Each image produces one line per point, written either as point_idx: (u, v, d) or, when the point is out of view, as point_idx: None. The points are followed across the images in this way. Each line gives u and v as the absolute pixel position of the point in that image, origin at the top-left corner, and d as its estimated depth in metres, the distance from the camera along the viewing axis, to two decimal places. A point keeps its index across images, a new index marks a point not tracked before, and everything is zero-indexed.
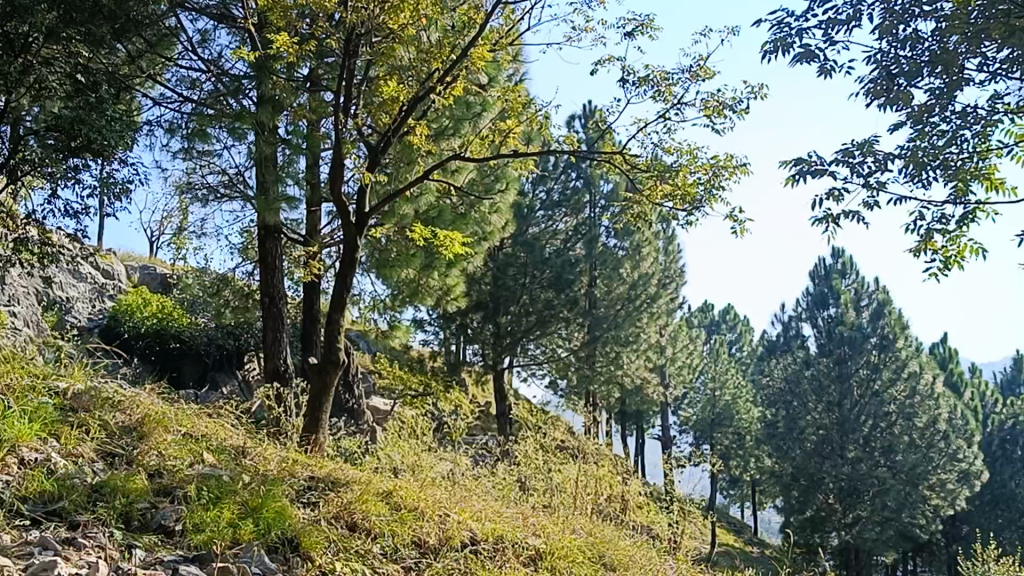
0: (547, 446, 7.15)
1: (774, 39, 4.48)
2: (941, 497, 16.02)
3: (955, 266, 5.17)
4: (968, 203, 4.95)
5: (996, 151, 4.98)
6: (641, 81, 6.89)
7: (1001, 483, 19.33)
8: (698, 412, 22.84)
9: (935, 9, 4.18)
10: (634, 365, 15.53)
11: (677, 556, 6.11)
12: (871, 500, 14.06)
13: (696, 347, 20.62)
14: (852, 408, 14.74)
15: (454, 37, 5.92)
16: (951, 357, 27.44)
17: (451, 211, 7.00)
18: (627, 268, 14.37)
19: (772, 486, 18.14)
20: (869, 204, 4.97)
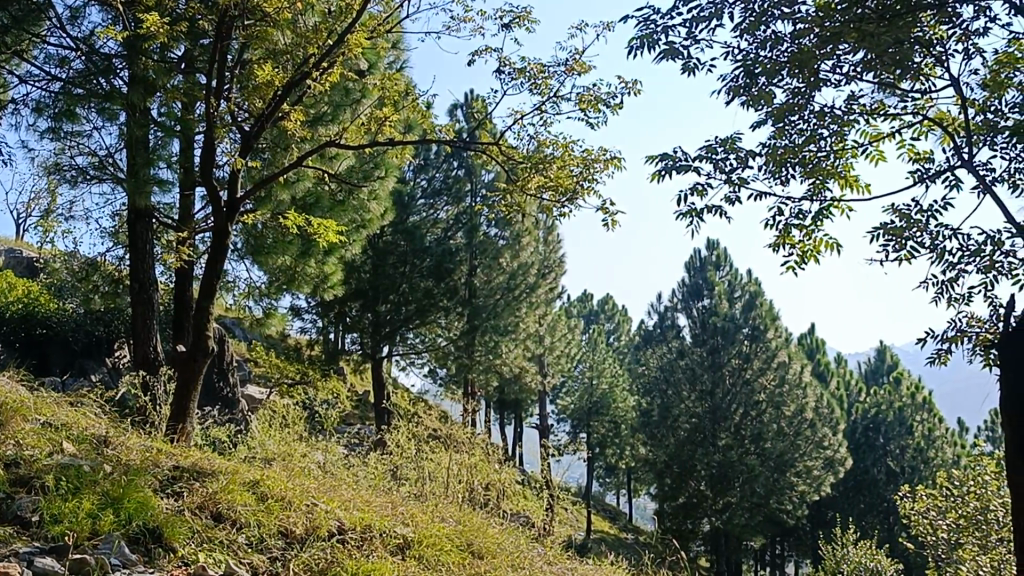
0: (421, 435, 7.14)
1: (640, 36, 4.55)
2: (808, 483, 16.54)
3: (812, 261, 5.35)
4: (824, 200, 5.13)
5: (851, 150, 5.17)
6: (518, 74, 6.95)
7: (864, 469, 20.05)
8: (576, 400, 23.03)
9: (793, 11, 4.31)
10: (513, 354, 15.58)
11: (547, 543, 6.18)
12: (740, 487, 14.43)
13: (574, 336, 20.78)
14: (724, 397, 15.21)
15: (332, 23, 5.89)
16: (819, 348, 28.26)
17: (328, 198, 6.92)
18: (507, 258, 14.42)
19: (645, 474, 18.43)
20: (731, 199, 5.10)
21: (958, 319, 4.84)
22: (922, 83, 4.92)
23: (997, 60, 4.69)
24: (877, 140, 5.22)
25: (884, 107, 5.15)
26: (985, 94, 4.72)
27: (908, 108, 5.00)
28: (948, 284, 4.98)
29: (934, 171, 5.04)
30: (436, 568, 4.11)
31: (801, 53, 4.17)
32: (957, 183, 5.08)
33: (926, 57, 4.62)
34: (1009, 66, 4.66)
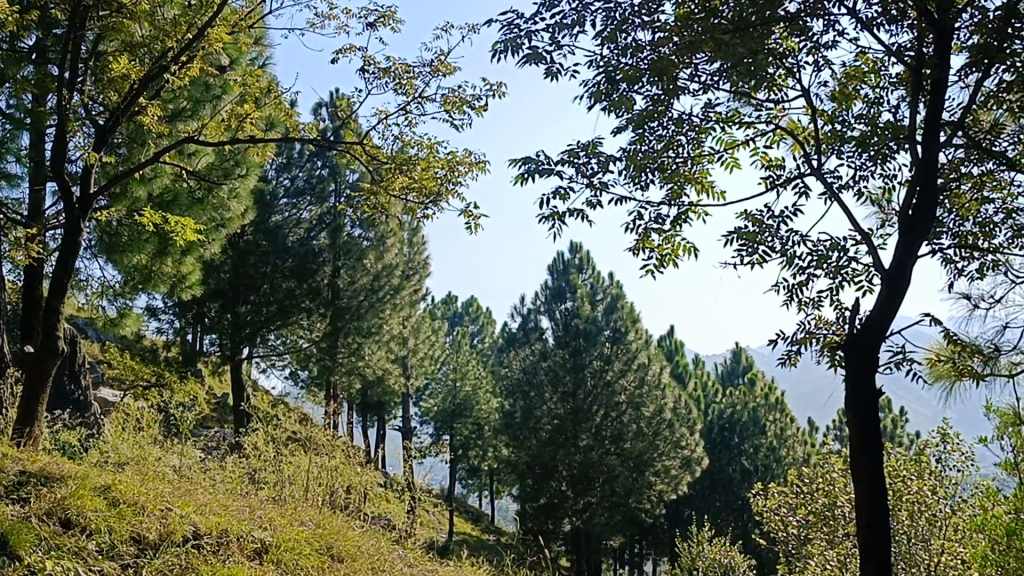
0: (280, 438, 7.02)
1: (504, 40, 4.58)
2: (666, 482, 16.91)
3: (670, 264, 5.47)
4: (682, 205, 5.25)
5: (708, 156, 5.31)
6: (383, 74, 6.93)
7: (720, 468, 20.57)
8: (439, 402, 22.99)
9: (653, 20, 4.40)
10: (377, 356, 15.47)
11: (408, 545, 6.15)
12: (600, 487, 14.67)
13: (438, 338, 20.76)
14: (585, 398, 15.41)
15: (192, 16, 5.77)
16: (678, 350, 28.89)
17: (187, 196, 6.76)
18: (371, 259, 14.33)
19: (508, 475, 18.53)
20: (592, 203, 5.17)
21: (806, 321, 5.03)
22: (775, 93, 5.09)
23: (845, 73, 4.89)
24: (732, 147, 5.38)
25: (739, 116, 5.31)
26: (833, 105, 4.91)
27: (762, 117, 5.17)
28: (798, 288, 5.18)
29: (785, 179, 5.22)
30: (295, 573, 4.06)
31: (659, 63, 4.26)
32: (807, 191, 5.28)
33: (779, 68, 4.79)
34: (857, 79, 4.87)
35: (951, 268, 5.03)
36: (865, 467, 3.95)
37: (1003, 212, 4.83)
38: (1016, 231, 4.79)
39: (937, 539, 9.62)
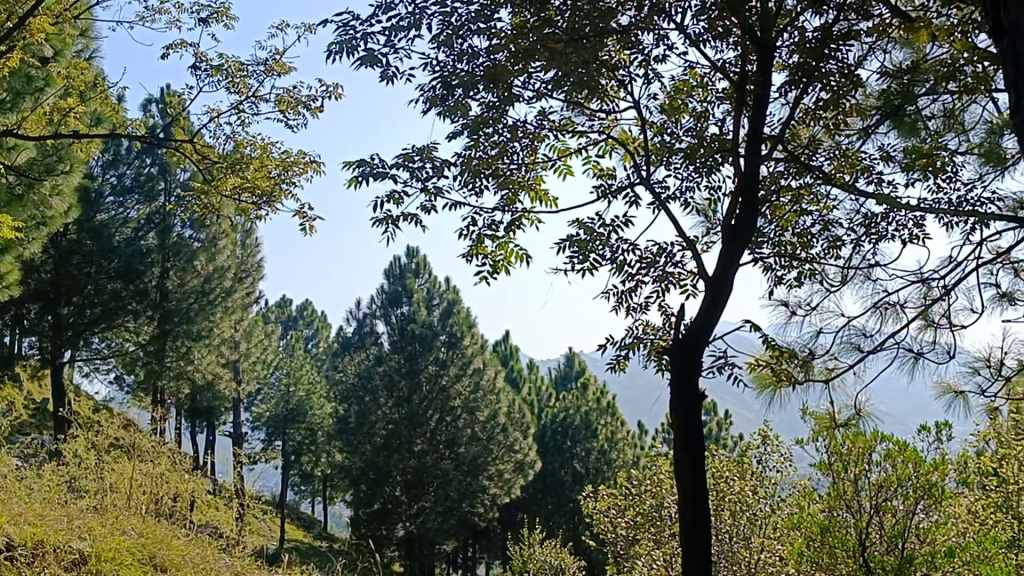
0: (101, 445, 6.76)
1: (339, 41, 4.54)
2: (498, 486, 17.08)
3: (503, 270, 5.53)
4: (515, 212, 5.32)
5: (542, 164, 5.40)
6: (215, 71, 6.78)
7: (553, 472, 20.85)
8: (271, 407, 22.57)
9: (488, 27, 4.44)
10: (207, 360, 15.09)
11: (235, 554, 6.00)
12: (434, 492, 14.67)
13: (270, 342, 20.38)
14: (420, 403, 15.40)
15: (13, 4, 5.51)
16: (512, 355, 29.16)
17: (4, 192, 6.46)
18: (201, 262, 13.93)
19: (341, 480, 18.33)
20: (426, 207, 5.19)
21: (634, 326, 5.17)
22: (608, 104, 5.21)
23: (675, 86, 5.04)
24: (565, 155, 5.48)
25: (572, 124, 5.42)
26: (662, 117, 5.06)
27: (594, 126, 5.29)
28: (626, 294, 5.31)
29: (615, 187, 5.35)
30: None
31: (496, 70, 4.29)
32: (636, 199, 5.42)
33: (610, 79, 4.91)
34: (686, 92, 5.02)
35: (770, 276, 5.24)
36: (689, 466, 4.09)
37: (820, 223, 5.07)
38: (832, 242, 5.03)
39: (757, 537, 10.08)
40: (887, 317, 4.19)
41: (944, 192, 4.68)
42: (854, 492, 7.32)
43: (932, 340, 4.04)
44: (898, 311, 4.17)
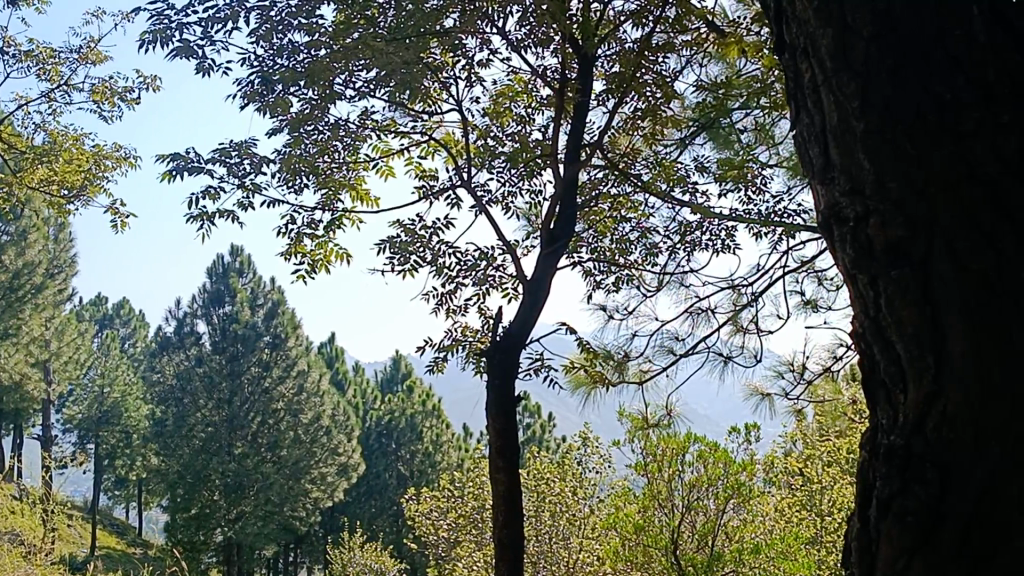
0: None
1: (152, 30, 4.39)
2: (320, 489, 16.91)
3: (322, 270, 5.47)
4: (335, 211, 5.27)
5: (364, 163, 5.37)
6: (25, 56, 6.49)
7: (377, 475, 20.78)
8: (85, 409, 21.76)
9: (309, 24, 4.38)
10: (13, 359, 14.44)
11: (38, 561, 5.77)
12: (254, 495, 14.42)
13: (84, 341, 19.65)
14: (241, 405, 15.11)
15: None
16: (338, 357, 28.94)
17: None
18: (9, 256, 13.32)
19: (157, 484, 17.81)
20: (243, 204, 5.08)
21: (453, 329, 5.19)
22: (431, 106, 5.22)
23: (498, 91, 5.09)
24: (387, 156, 5.46)
25: (394, 125, 5.40)
26: (485, 120, 5.09)
27: (417, 128, 5.29)
28: (446, 296, 5.34)
29: (437, 189, 5.36)
30: None
31: (317, 65, 4.23)
32: (457, 202, 5.44)
33: (433, 81, 4.91)
34: (509, 97, 5.07)
35: (589, 280, 5.35)
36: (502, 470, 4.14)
37: (637, 230, 5.20)
38: (648, 249, 5.16)
39: (576, 535, 10.33)
40: (699, 321, 4.26)
41: (753, 203, 4.87)
42: (668, 492, 7.47)
43: (740, 345, 4.15)
44: (709, 316, 4.26)
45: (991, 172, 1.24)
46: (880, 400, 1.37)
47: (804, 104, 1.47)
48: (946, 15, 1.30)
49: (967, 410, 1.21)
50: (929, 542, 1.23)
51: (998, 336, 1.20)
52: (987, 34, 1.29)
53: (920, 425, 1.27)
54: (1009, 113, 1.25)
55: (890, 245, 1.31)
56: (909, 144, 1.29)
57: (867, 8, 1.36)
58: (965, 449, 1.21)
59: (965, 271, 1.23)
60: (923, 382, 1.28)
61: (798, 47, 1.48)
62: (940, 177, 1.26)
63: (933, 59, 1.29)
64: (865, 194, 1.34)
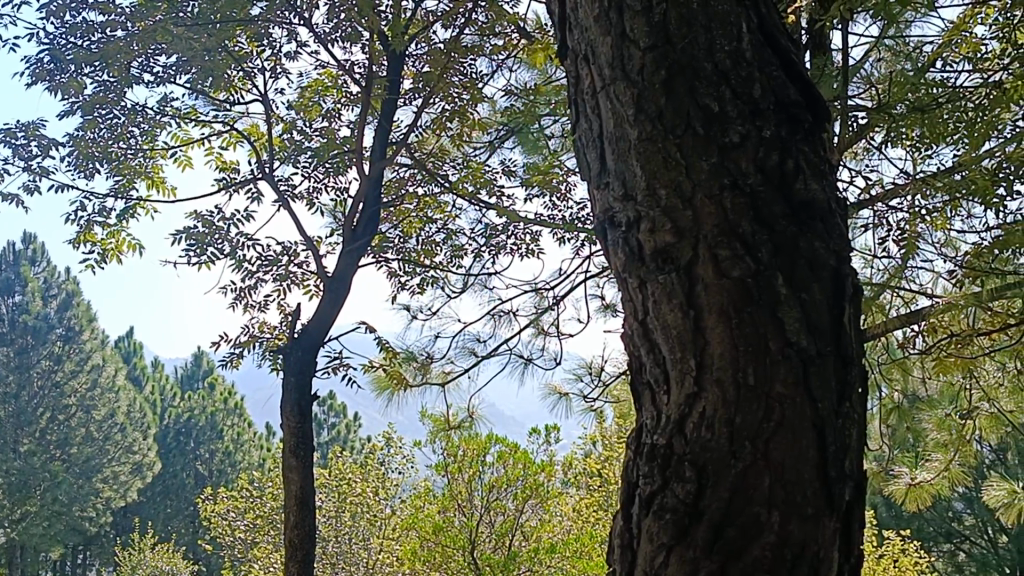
0: None
1: None
2: (113, 488, 16.26)
3: (113, 261, 5.26)
4: (128, 199, 5.07)
5: (161, 151, 5.19)
6: None
7: (173, 474, 20.13)
8: None
9: (104, 3, 4.20)
10: None
11: None
12: (40, 495, 13.73)
13: None
14: (28, 400, 14.36)
15: None
16: (136, 352, 27.91)
17: None
18: None
19: None
20: (28, 188, 4.83)
21: (250, 325, 5.08)
22: (235, 95, 5.10)
23: (306, 85, 5.01)
24: (186, 144, 5.30)
25: (196, 113, 5.24)
26: (291, 113, 5.00)
27: (219, 117, 5.15)
28: (245, 291, 5.22)
29: (239, 181, 5.24)
30: None
31: (113, 48, 4.04)
32: (258, 195, 5.33)
33: (238, 70, 4.79)
34: (318, 91, 5.00)
35: (393, 280, 5.33)
36: None
37: (444, 231, 5.20)
38: (454, 251, 5.18)
39: (376, 536, 10.29)
40: (501, 323, 4.23)
41: (557, 210, 4.95)
42: (468, 492, 7.55)
43: (541, 347, 4.20)
44: (511, 319, 4.23)
45: (752, 183, 1.31)
46: (644, 402, 1.41)
47: (583, 109, 1.49)
48: (717, 30, 1.37)
49: (723, 410, 1.27)
50: (684, 538, 1.26)
51: (753, 340, 1.27)
52: (752, 52, 1.37)
53: (679, 425, 1.32)
54: (771, 129, 1.33)
55: (658, 250, 1.36)
56: (680, 153, 1.34)
57: (644, 18, 1.40)
58: (719, 448, 1.26)
59: (726, 277, 1.29)
60: (685, 384, 1.32)
61: (579, 53, 1.50)
62: (707, 185, 1.32)
63: (704, 71, 1.35)
64: (636, 199, 1.38)
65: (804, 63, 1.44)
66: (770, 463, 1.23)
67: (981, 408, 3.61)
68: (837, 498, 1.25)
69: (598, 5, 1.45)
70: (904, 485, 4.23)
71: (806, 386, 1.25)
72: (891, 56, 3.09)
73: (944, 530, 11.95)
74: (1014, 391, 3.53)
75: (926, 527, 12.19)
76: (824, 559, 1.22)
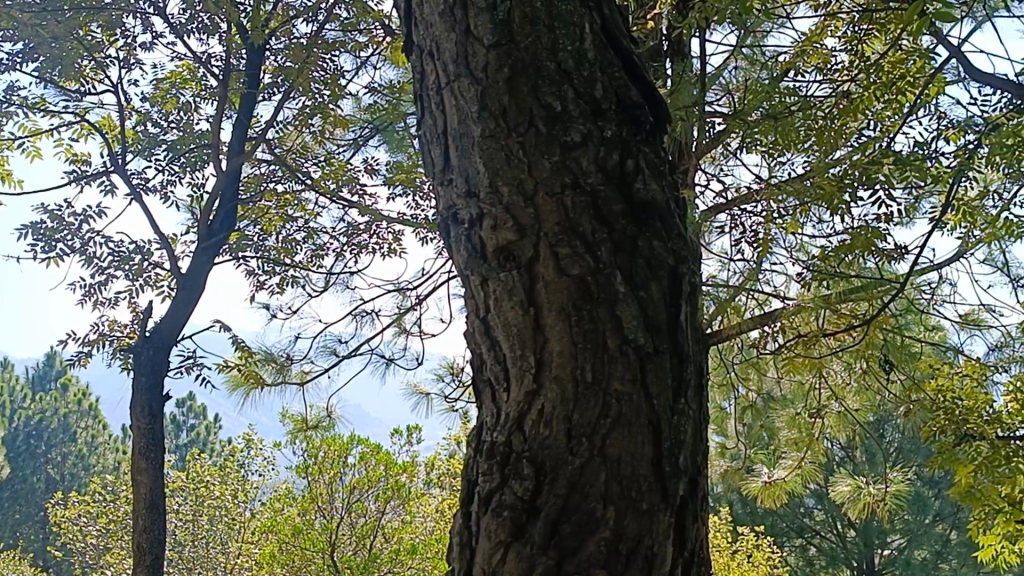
0: None
1: None
2: None
3: None
4: None
5: (7, 142, 4.99)
6: None
7: (22, 478, 19.32)
8: None
9: None
10: None
11: None
12: None
13: None
14: None
15: None
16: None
17: None
18: None
19: None
20: None
21: (100, 323, 4.92)
22: (86, 85, 4.92)
23: (164, 77, 4.79)
24: (34, 135, 5.11)
25: (44, 103, 5.05)
26: (146, 104, 4.84)
27: (69, 108, 4.97)
28: (95, 289, 5.06)
29: (90, 174, 5.06)
30: None
31: None
32: (110, 189, 5.17)
33: (90, 60, 4.63)
34: (175, 84, 4.78)
35: (252, 279, 5.22)
36: None
37: (304, 230, 5.10)
38: (315, 249, 5.09)
39: (235, 539, 10.09)
40: (363, 323, 4.23)
41: (420, 209, 4.92)
42: (329, 494, 7.46)
43: (402, 347, 4.15)
44: (374, 318, 4.24)
45: (593, 182, 1.33)
46: (485, 399, 1.40)
47: (428, 106, 1.48)
48: (559, 30, 1.38)
49: (562, 407, 1.27)
50: (521, 535, 1.25)
51: (593, 337, 1.28)
52: (594, 52, 1.39)
53: (520, 422, 1.32)
54: (612, 129, 1.35)
55: (499, 248, 1.35)
56: (522, 151, 1.34)
57: (487, 16, 1.39)
58: (558, 444, 1.27)
59: (566, 275, 1.30)
60: (525, 381, 1.32)
61: (424, 49, 1.49)
62: (548, 183, 1.33)
63: (546, 70, 1.36)
64: (479, 196, 1.37)
65: (644, 64, 1.48)
66: (607, 460, 1.24)
67: (830, 408, 3.73)
68: (671, 493, 1.27)
69: (441, 1, 1.44)
70: (759, 483, 4.35)
71: (641, 383, 1.27)
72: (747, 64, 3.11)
73: (796, 525, 12.23)
74: (861, 391, 3.58)
75: (779, 523, 12.40)
76: (658, 553, 1.25)
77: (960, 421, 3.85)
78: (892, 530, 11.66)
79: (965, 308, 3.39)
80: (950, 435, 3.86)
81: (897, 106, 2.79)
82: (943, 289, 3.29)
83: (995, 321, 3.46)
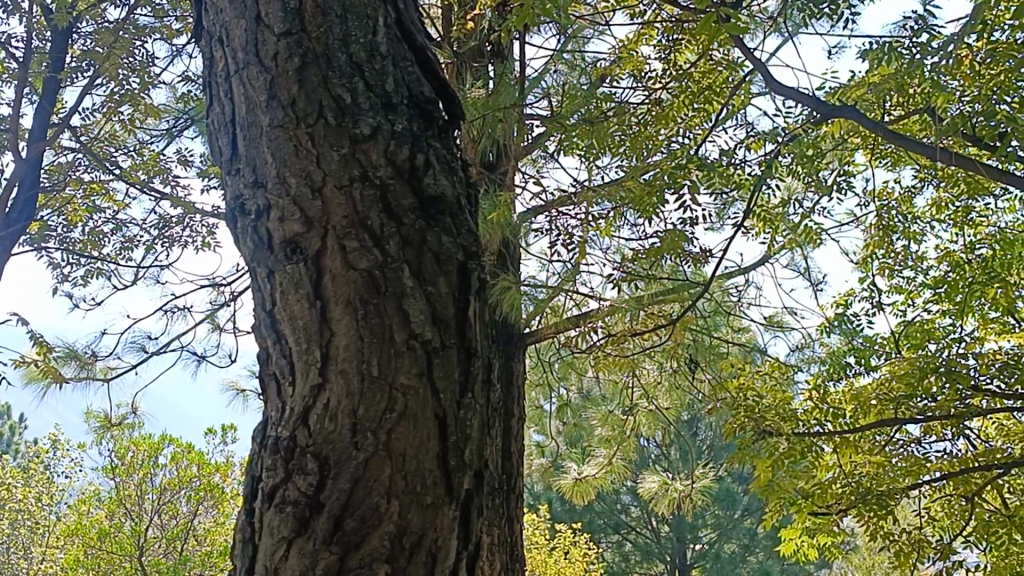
0: None
1: None
2: None
3: None
4: None
5: None
6: None
7: None
8: None
9: None
10: None
11: None
12: None
13: None
14: None
15: None
16: None
17: None
18: None
19: None
20: None
21: None
22: None
23: None
24: None
25: None
26: None
27: None
28: None
29: None
30: None
31: None
32: None
33: None
34: None
35: None
36: None
37: (112, 222, 4.87)
38: (123, 242, 4.87)
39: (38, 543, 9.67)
40: (173, 319, 4.12)
41: None
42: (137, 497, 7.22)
43: (214, 343, 3.96)
44: (185, 314, 4.13)
45: (382, 175, 1.33)
46: (269, 395, 1.36)
47: (216, 95, 1.45)
48: (352, 22, 1.40)
49: (347, 401, 1.26)
50: (304, 531, 1.22)
51: (379, 329, 1.28)
52: (385, 47, 1.41)
53: (304, 417, 1.29)
54: (402, 124, 1.37)
55: (286, 239, 1.32)
56: (310, 142, 1.33)
57: (280, 4, 1.39)
58: (342, 437, 1.25)
59: (353, 268, 1.29)
60: (310, 375, 1.29)
61: (214, 36, 1.47)
62: (337, 175, 1.32)
63: (336, 61, 1.36)
64: (266, 186, 1.34)
65: (434, 63, 1.52)
66: (392, 453, 1.24)
67: (641, 405, 3.81)
68: (456, 487, 1.28)
69: None
70: (570, 480, 4.41)
71: (427, 376, 1.28)
72: (568, 69, 3.19)
73: (612, 521, 12.37)
74: (671, 390, 3.67)
75: (596, 520, 12.48)
76: (441, 547, 1.25)
77: (758, 418, 4.01)
78: (702, 525, 12.12)
79: (769, 310, 3.50)
80: (749, 432, 3.98)
81: (705, 114, 2.87)
82: (748, 292, 3.38)
83: (795, 323, 3.61)
